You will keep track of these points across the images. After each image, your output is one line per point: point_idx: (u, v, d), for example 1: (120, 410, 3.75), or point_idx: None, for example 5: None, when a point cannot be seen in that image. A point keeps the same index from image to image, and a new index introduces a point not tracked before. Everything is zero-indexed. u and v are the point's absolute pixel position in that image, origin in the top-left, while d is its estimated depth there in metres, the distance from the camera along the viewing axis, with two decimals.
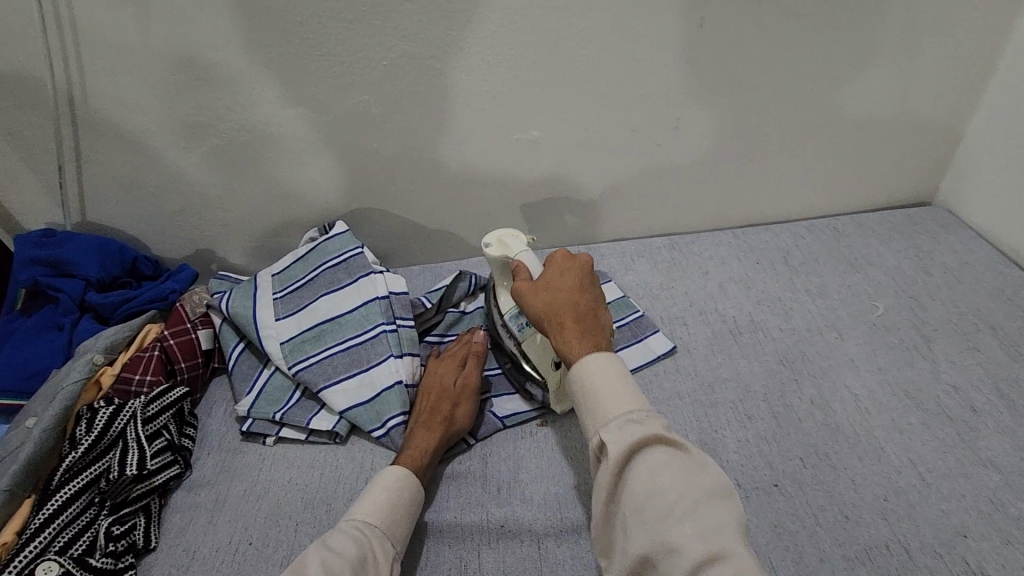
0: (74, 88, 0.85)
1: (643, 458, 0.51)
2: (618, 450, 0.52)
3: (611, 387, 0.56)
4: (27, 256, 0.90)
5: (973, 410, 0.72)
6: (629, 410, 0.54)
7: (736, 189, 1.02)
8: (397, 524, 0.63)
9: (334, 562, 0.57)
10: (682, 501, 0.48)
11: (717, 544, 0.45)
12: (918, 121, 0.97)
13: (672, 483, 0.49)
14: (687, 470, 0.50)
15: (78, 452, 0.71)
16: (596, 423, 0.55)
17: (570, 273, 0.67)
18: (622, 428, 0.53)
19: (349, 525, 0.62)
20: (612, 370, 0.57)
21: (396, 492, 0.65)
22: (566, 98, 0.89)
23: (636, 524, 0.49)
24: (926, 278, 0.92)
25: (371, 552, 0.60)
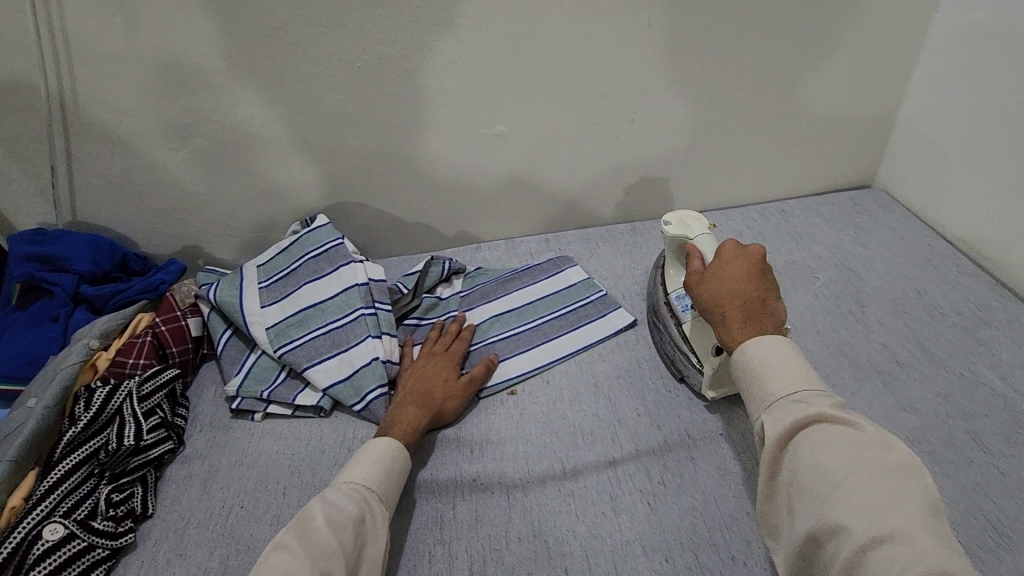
0: (66, 92, 0.90)
1: (805, 436, 0.53)
2: (779, 426, 0.55)
3: (778, 370, 0.58)
4: (21, 252, 0.95)
5: (897, 364, 0.80)
6: (797, 388, 0.56)
7: (692, 176, 1.10)
8: (389, 489, 0.68)
9: (338, 518, 0.60)
10: (849, 472, 0.49)
11: (888, 523, 0.45)
12: (853, 110, 1.06)
13: (846, 459, 0.50)
14: (854, 448, 0.50)
15: (79, 427, 0.76)
16: (760, 401, 0.58)
17: (738, 264, 0.68)
18: (788, 407, 0.55)
19: (348, 487, 0.65)
20: (779, 353, 0.59)
21: (390, 461, 0.70)
22: (529, 94, 0.96)
23: (801, 501, 0.51)
24: (863, 252, 1.01)
25: (370, 512, 0.64)
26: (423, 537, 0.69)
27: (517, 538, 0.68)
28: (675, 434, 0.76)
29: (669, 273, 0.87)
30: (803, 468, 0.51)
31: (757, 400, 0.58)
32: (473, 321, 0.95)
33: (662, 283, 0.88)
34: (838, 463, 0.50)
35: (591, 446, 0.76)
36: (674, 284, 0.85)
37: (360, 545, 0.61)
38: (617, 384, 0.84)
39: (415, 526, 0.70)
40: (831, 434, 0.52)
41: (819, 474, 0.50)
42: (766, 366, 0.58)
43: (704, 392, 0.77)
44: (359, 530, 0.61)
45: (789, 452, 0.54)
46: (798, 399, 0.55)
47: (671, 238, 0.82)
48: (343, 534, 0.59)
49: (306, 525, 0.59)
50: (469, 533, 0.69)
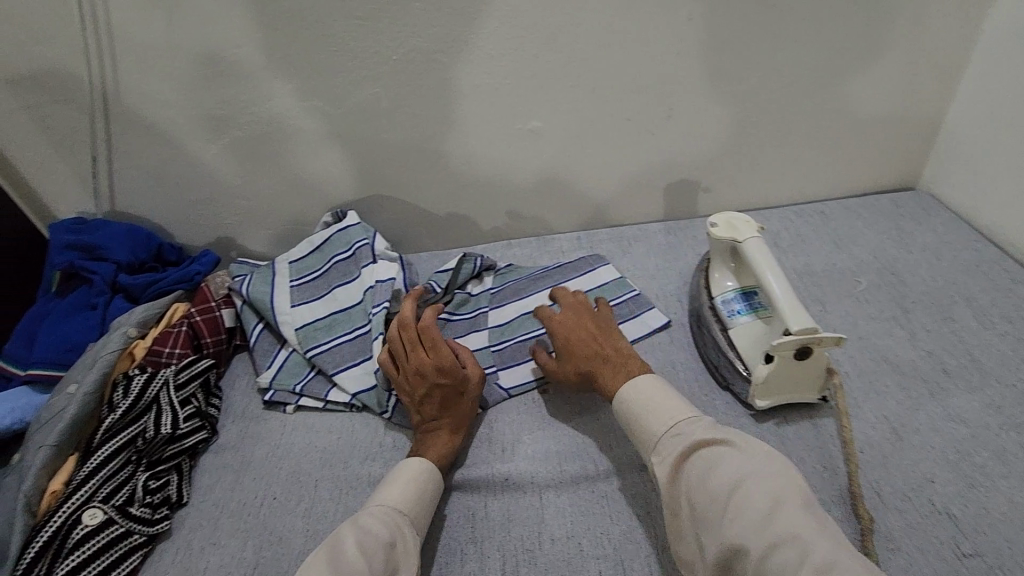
0: (108, 83, 0.92)
1: (689, 465, 0.60)
2: (666, 464, 0.62)
3: (649, 409, 0.67)
4: (62, 240, 0.97)
5: (945, 372, 0.78)
6: (671, 423, 0.65)
7: (727, 175, 1.08)
8: (422, 514, 0.67)
9: (369, 543, 0.59)
10: (737, 484, 0.55)
11: (775, 532, 0.51)
12: (898, 109, 1.03)
13: (726, 475, 0.57)
14: (736, 462, 0.57)
15: (117, 414, 0.77)
16: (648, 445, 0.66)
17: (572, 323, 0.79)
18: (665, 443, 0.64)
19: (381, 510, 0.64)
20: (646, 392, 0.69)
21: (425, 483, 0.68)
22: (564, 89, 0.95)
23: (704, 524, 0.56)
24: (906, 255, 0.97)
25: (402, 537, 0.62)
26: (455, 535, 0.69)
27: (549, 540, 0.67)
28: None
29: (713, 277, 0.87)
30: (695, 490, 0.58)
31: (645, 445, 0.66)
32: (507, 317, 0.94)
33: (705, 286, 0.88)
34: (726, 480, 0.56)
35: (626, 447, 0.75)
36: (719, 288, 0.85)
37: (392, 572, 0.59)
38: None
39: (446, 524, 0.70)
40: (705, 457, 0.59)
41: (711, 498, 0.56)
42: (646, 406, 0.68)
43: (752, 400, 0.75)
44: (390, 555, 0.60)
45: (681, 483, 0.60)
46: (672, 432, 0.64)
47: (722, 239, 0.83)
48: (375, 560, 0.58)
49: (337, 547, 0.58)
50: (501, 533, 0.68)
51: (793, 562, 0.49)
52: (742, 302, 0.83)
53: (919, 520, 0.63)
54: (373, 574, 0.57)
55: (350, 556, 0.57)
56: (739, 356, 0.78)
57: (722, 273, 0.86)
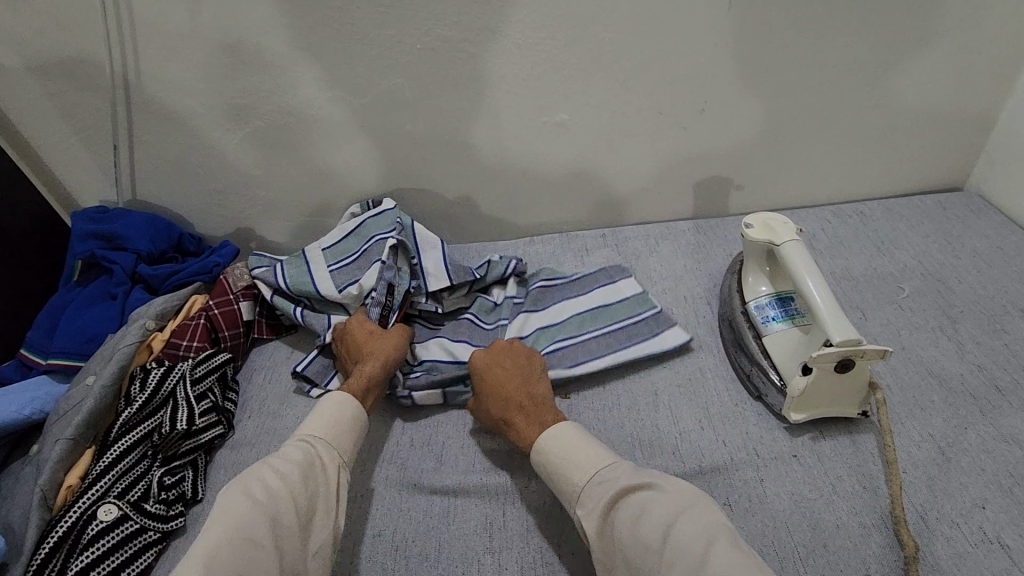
0: (130, 71, 0.90)
1: (618, 511, 0.57)
2: (595, 516, 0.59)
3: (572, 458, 0.63)
4: (84, 230, 0.96)
5: (997, 389, 0.73)
6: (592, 470, 0.62)
7: (762, 173, 1.03)
8: (345, 440, 0.69)
9: (283, 466, 0.62)
10: (669, 529, 0.53)
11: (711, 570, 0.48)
12: (949, 105, 0.97)
13: (656, 518, 0.54)
14: (662, 505, 0.55)
15: (135, 408, 0.76)
16: (571, 497, 0.62)
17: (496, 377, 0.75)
18: (593, 492, 0.60)
19: (299, 439, 0.67)
20: (563, 437, 0.65)
21: (340, 413, 0.71)
22: (594, 81, 0.91)
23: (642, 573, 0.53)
24: (954, 261, 0.92)
25: (319, 460, 0.65)
26: (472, 543, 0.67)
27: (570, 554, 0.65)
28: (742, 451, 0.71)
29: (747, 281, 0.83)
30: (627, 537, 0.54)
31: (569, 497, 0.62)
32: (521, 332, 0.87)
33: (737, 290, 0.84)
34: (654, 525, 0.54)
35: (652, 458, 0.72)
36: (753, 293, 0.81)
37: (313, 496, 0.62)
38: (678, 393, 0.79)
39: (464, 531, 0.68)
40: (632, 504, 0.57)
41: (637, 545, 0.54)
42: (564, 453, 0.64)
43: (785, 413, 0.72)
44: (307, 477, 0.63)
45: (613, 531, 0.57)
46: (595, 481, 0.60)
47: (757, 241, 0.79)
48: (292, 483, 0.61)
49: (251, 475, 0.61)
50: (521, 544, 0.66)
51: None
52: (777, 307, 0.78)
53: (968, 549, 0.60)
54: (289, 497, 0.60)
55: (261, 482, 0.60)
56: (772, 366, 0.75)
57: (756, 276, 0.82)
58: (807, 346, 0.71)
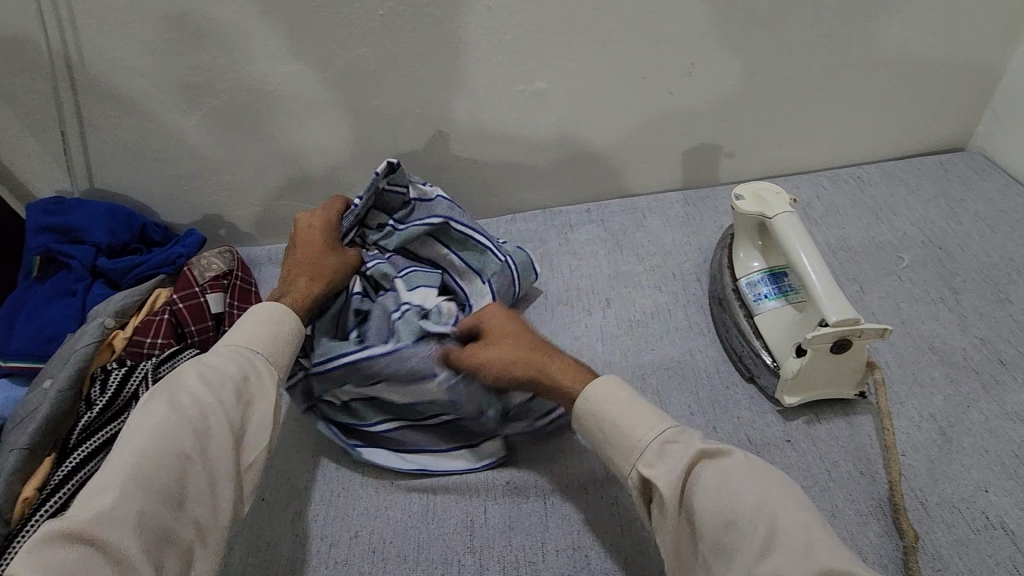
0: (71, 49, 0.83)
1: (697, 482, 0.51)
2: (668, 478, 0.52)
3: (631, 418, 0.56)
4: (38, 222, 0.91)
5: (1000, 363, 0.70)
6: (659, 431, 0.55)
7: (754, 138, 0.97)
8: (285, 352, 0.66)
9: (214, 387, 0.59)
10: (758, 515, 0.47)
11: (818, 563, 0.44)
12: (952, 59, 0.91)
13: (742, 501, 0.48)
14: (747, 474, 0.50)
15: (94, 413, 0.73)
16: (627, 455, 0.55)
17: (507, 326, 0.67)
18: (661, 452, 0.54)
19: (230, 351, 0.63)
20: (615, 390, 0.58)
21: (279, 320, 0.67)
22: (573, 44, 0.84)
23: (720, 554, 0.48)
24: (956, 227, 0.87)
25: (253, 372, 0.62)
26: (451, 543, 0.64)
27: (555, 549, 0.62)
28: (734, 437, 0.68)
29: (738, 257, 0.79)
30: (710, 513, 0.49)
31: (624, 450, 0.56)
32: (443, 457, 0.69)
33: (728, 267, 0.79)
34: (745, 502, 0.48)
35: None
36: (744, 269, 0.77)
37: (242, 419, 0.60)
38: (666, 376, 0.75)
39: (443, 530, 0.65)
40: (712, 474, 0.51)
41: (729, 518, 0.48)
42: (616, 410, 0.57)
43: (779, 397, 0.68)
44: (240, 393, 0.60)
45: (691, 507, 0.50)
46: (667, 440, 0.54)
47: (749, 214, 0.74)
48: (216, 411, 0.58)
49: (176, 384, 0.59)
50: (503, 542, 0.63)
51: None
52: (770, 284, 0.74)
53: (971, 536, 0.57)
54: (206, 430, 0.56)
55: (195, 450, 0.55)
56: (764, 346, 0.71)
57: (749, 253, 0.78)
58: (802, 327, 0.67)
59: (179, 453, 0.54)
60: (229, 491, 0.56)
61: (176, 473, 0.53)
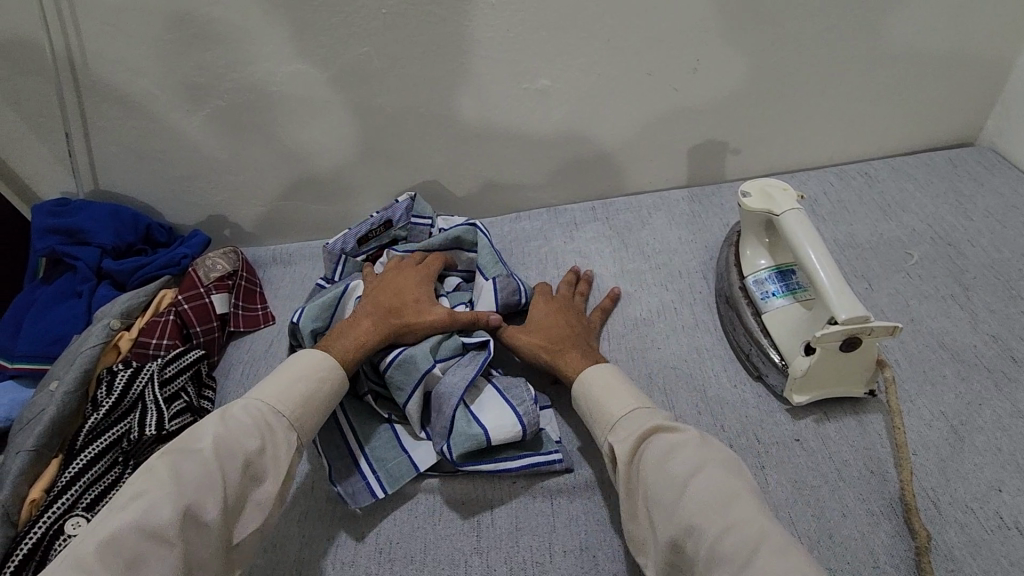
0: (74, 51, 0.83)
1: (648, 447, 0.55)
2: (626, 444, 0.57)
3: (614, 399, 0.62)
4: (43, 224, 0.91)
5: (1013, 360, 0.69)
6: (629, 409, 0.60)
7: (761, 134, 0.96)
8: (310, 418, 0.63)
9: (228, 451, 0.56)
10: (692, 477, 0.51)
11: (736, 518, 0.47)
12: (962, 52, 0.90)
13: (681, 466, 0.52)
14: (694, 445, 0.53)
15: (101, 414, 0.73)
16: (603, 428, 0.61)
17: (548, 315, 0.75)
18: (626, 426, 0.59)
19: (255, 410, 0.60)
20: (610, 379, 0.64)
21: (309, 380, 0.64)
22: (576, 41, 0.84)
23: (658, 512, 0.51)
24: (966, 222, 0.87)
25: (273, 441, 0.59)
26: (459, 544, 0.63)
27: (562, 549, 0.62)
28: (742, 436, 0.67)
29: (745, 255, 0.78)
30: (653, 470, 0.53)
31: (601, 424, 0.61)
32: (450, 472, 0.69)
33: (735, 265, 0.79)
34: (683, 466, 0.52)
35: None
36: (751, 267, 0.76)
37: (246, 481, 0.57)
38: (673, 375, 0.75)
39: (450, 531, 0.65)
40: (665, 442, 0.54)
41: (668, 479, 0.52)
42: (603, 393, 0.63)
43: (787, 395, 0.68)
44: (252, 463, 0.57)
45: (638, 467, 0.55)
46: (630, 416, 0.59)
47: (756, 212, 0.73)
48: (220, 470, 0.55)
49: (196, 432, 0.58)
50: (510, 543, 0.63)
51: (751, 544, 0.45)
52: (778, 282, 0.74)
53: (983, 536, 0.57)
54: (203, 479, 0.54)
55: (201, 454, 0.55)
56: (772, 344, 0.71)
57: (757, 250, 0.77)
58: (811, 326, 0.66)
59: (187, 459, 0.55)
60: (236, 493, 0.56)
61: (184, 476, 0.53)
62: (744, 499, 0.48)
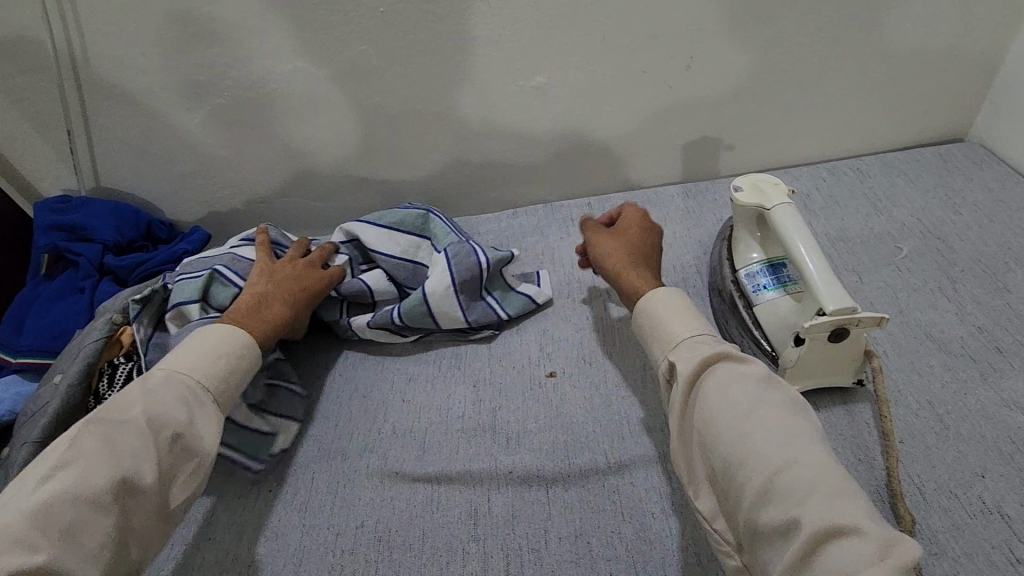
0: (76, 50, 0.85)
1: (712, 374, 0.55)
2: (690, 363, 0.56)
3: (675, 321, 0.61)
4: (46, 221, 0.93)
5: (998, 351, 0.71)
6: (694, 333, 0.59)
7: (755, 131, 0.98)
8: (232, 387, 0.63)
9: (154, 422, 0.57)
10: (751, 413, 0.51)
11: (793, 454, 0.47)
12: (952, 49, 0.91)
13: (740, 400, 0.52)
14: (759, 381, 0.53)
15: (103, 405, 0.77)
16: (665, 341, 0.60)
17: (637, 231, 0.74)
18: (692, 347, 0.58)
19: (175, 380, 0.60)
20: (679, 304, 0.62)
21: (220, 352, 0.64)
22: (573, 38, 0.85)
23: (713, 440, 0.52)
24: (955, 217, 0.88)
25: (197, 411, 0.60)
26: (455, 531, 0.65)
27: (557, 536, 0.64)
28: None
29: (737, 249, 0.79)
30: (716, 399, 0.52)
31: (662, 337, 0.61)
32: (450, 462, 0.70)
33: (728, 259, 0.80)
34: (744, 399, 0.52)
35: (643, 436, 0.70)
36: (743, 260, 0.77)
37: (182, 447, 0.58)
38: None
39: (447, 519, 0.66)
40: (728, 373, 0.54)
41: (727, 407, 0.52)
42: (670, 312, 0.62)
43: None
44: (179, 432, 0.58)
45: (702, 393, 0.54)
46: (692, 342, 0.58)
47: (748, 206, 0.75)
48: (149, 441, 0.56)
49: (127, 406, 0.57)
50: (506, 530, 0.64)
51: (806, 484, 0.45)
52: (769, 275, 0.74)
53: (967, 520, 0.58)
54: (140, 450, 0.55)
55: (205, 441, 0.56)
56: (763, 335, 0.72)
57: (749, 245, 0.78)
58: (802, 317, 0.67)
59: (122, 431, 0.56)
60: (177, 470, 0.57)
61: None
62: (805, 437, 0.49)
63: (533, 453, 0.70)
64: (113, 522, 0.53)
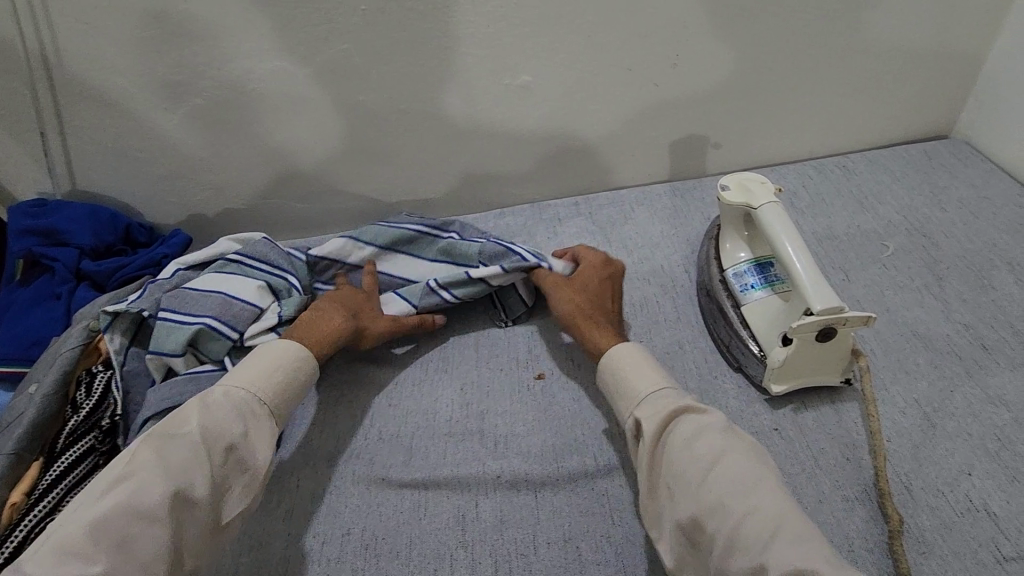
0: (48, 50, 0.82)
1: (677, 427, 0.56)
2: (652, 421, 0.57)
3: (638, 374, 0.62)
4: (21, 225, 0.91)
5: (984, 348, 0.71)
6: (655, 388, 0.60)
7: (742, 129, 0.97)
8: (285, 404, 0.64)
9: (211, 433, 0.57)
10: (715, 461, 0.52)
11: (759, 502, 0.48)
12: (936, 46, 0.91)
13: (706, 449, 0.53)
14: (722, 430, 0.54)
15: (81, 416, 0.73)
16: (629, 401, 0.61)
17: (590, 279, 0.77)
18: (653, 404, 0.59)
19: (234, 396, 0.61)
20: (632, 359, 0.64)
21: (276, 368, 0.65)
22: (558, 36, 0.84)
23: (678, 490, 0.52)
24: (940, 214, 0.88)
25: (253, 425, 0.60)
26: (443, 538, 0.64)
27: (546, 541, 0.63)
28: None
29: (725, 248, 0.79)
30: (677, 452, 0.54)
31: (626, 398, 0.62)
32: (438, 467, 0.69)
33: (716, 258, 0.80)
34: (706, 450, 0.53)
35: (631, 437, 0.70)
36: (731, 260, 0.77)
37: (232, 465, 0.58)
38: None
39: (435, 526, 0.65)
40: (687, 424, 0.55)
41: (689, 461, 0.53)
42: (630, 369, 0.63)
43: (766, 385, 0.69)
44: (232, 450, 0.58)
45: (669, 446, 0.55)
46: (659, 395, 0.60)
47: (735, 205, 0.74)
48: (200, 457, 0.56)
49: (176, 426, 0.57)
50: (494, 535, 0.64)
51: (769, 528, 0.46)
52: (757, 274, 0.75)
53: (955, 519, 0.58)
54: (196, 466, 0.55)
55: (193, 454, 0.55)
56: (751, 335, 0.72)
57: (737, 243, 0.78)
58: (789, 317, 0.67)
59: (174, 445, 0.56)
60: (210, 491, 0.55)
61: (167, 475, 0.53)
62: (768, 482, 0.50)
63: (522, 457, 0.69)
64: (168, 530, 0.52)
